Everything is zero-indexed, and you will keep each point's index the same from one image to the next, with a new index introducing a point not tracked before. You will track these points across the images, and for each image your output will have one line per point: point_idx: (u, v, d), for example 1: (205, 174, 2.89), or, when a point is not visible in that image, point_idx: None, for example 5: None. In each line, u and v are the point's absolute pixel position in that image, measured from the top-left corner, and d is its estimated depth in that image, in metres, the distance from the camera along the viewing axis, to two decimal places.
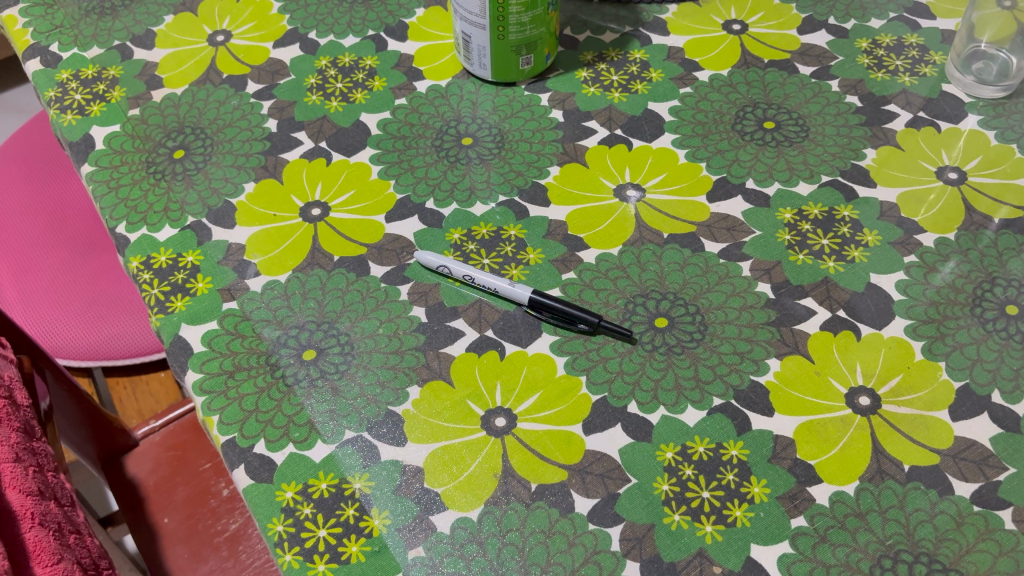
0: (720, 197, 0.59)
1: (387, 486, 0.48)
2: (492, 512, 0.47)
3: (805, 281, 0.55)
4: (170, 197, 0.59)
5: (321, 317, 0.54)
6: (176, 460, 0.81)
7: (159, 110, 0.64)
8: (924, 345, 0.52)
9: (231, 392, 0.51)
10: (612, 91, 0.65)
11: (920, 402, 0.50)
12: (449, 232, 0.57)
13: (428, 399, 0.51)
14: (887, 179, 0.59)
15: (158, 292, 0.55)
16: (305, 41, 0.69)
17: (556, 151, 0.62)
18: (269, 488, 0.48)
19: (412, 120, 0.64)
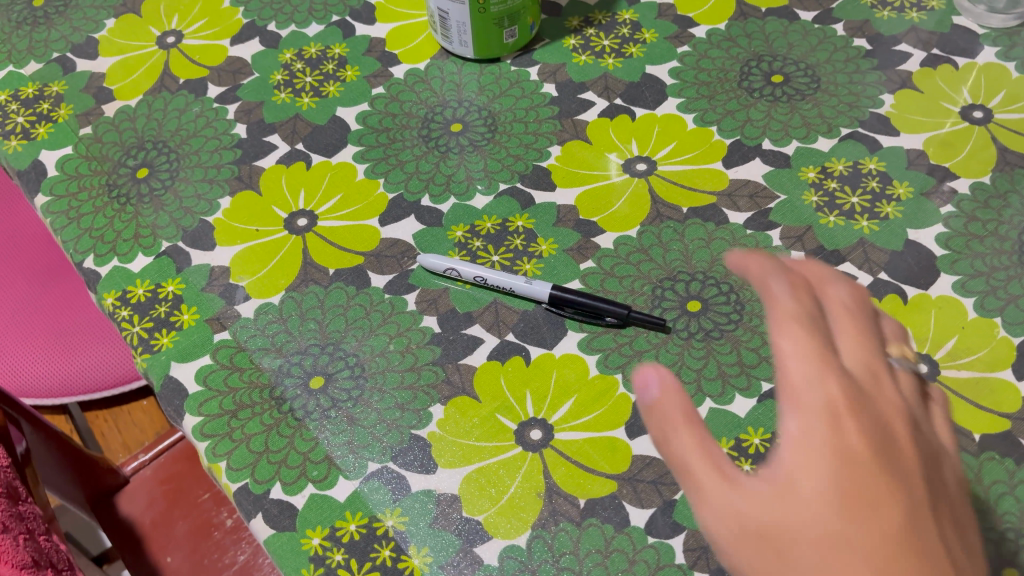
0: (736, 162, 0.54)
1: (422, 520, 0.43)
2: (542, 537, 0.43)
3: (840, 245, 0.51)
4: (140, 222, 0.54)
5: (325, 339, 0.49)
6: (172, 493, 0.76)
7: (114, 126, 0.58)
8: (975, 301, 0.49)
9: (236, 433, 0.46)
10: (605, 57, 0.60)
11: (981, 364, 0.47)
12: (451, 230, 0.53)
13: (454, 418, 0.46)
14: (909, 125, 0.56)
15: (139, 330, 0.50)
16: (264, 34, 0.63)
17: (554, 129, 0.57)
18: (293, 537, 0.43)
19: (394, 110, 0.59)
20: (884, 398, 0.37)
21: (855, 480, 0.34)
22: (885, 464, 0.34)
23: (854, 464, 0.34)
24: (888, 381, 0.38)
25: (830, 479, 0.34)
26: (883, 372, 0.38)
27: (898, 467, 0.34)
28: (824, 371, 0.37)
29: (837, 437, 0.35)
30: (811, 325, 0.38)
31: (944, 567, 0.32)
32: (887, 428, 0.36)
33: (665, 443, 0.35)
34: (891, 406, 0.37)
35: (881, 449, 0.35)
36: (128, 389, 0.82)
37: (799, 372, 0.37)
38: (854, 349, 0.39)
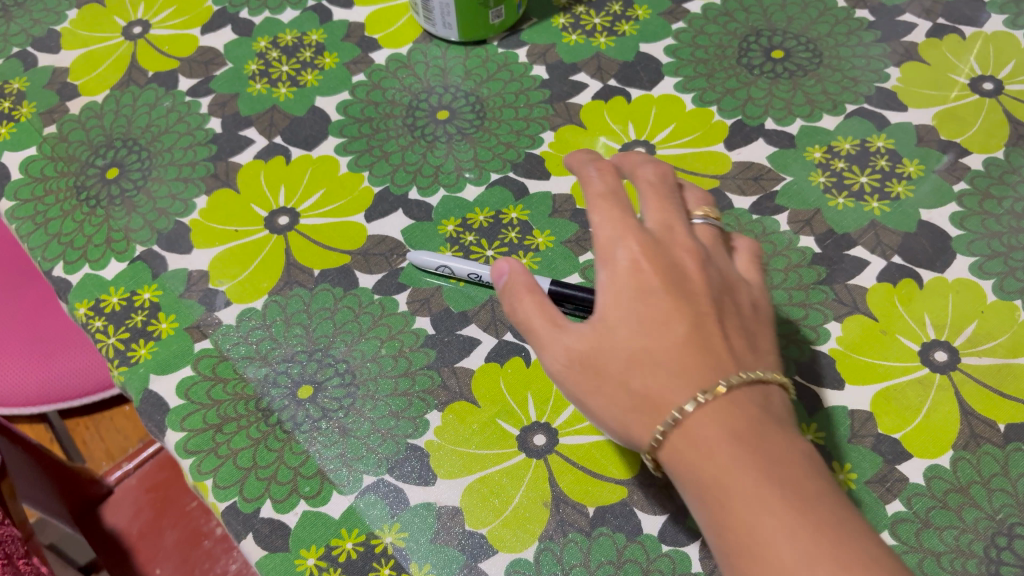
0: (739, 143, 0.52)
1: (423, 536, 0.41)
2: (550, 549, 0.40)
3: (851, 228, 0.49)
4: (112, 225, 0.51)
5: (313, 345, 0.46)
6: (159, 502, 0.74)
7: (81, 124, 0.55)
8: (993, 283, 0.47)
9: (222, 449, 0.44)
10: (596, 36, 0.58)
11: (1002, 350, 0.45)
12: (441, 224, 0.50)
13: (452, 425, 0.44)
14: (917, 100, 0.53)
15: (115, 341, 0.47)
16: (237, 22, 0.60)
17: (546, 114, 0.54)
18: (286, 558, 0.41)
19: (376, 98, 0.56)
20: (679, 245, 0.39)
21: (652, 313, 0.36)
22: (675, 289, 0.37)
23: (649, 296, 0.37)
24: (679, 227, 0.40)
25: (627, 317, 0.36)
26: (679, 224, 0.40)
27: (689, 293, 0.37)
28: (623, 232, 0.38)
29: (631, 275, 0.37)
30: (619, 199, 0.40)
31: (726, 365, 0.35)
32: (677, 263, 0.38)
33: (511, 310, 0.39)
34: (681, 250, 0.39)
35: (671, 277, 0.37)
36: (107, 395, 0.78)
37: (603, 235, 0.39)
38: (652, 207, 0.41)
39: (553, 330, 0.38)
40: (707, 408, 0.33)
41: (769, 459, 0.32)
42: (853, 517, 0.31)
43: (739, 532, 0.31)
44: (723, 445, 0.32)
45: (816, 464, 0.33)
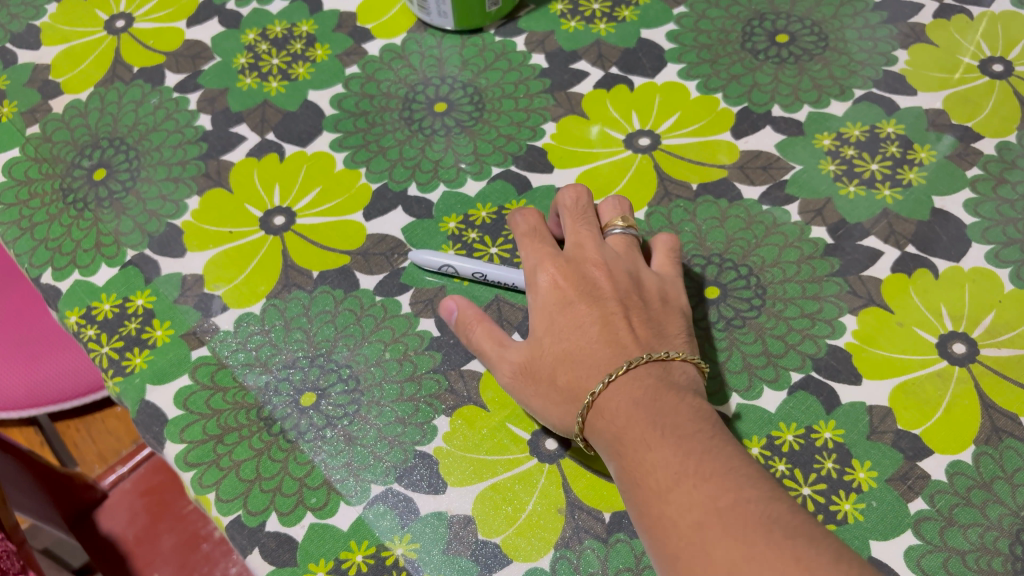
0: (746, 131, 0.51)
1: (435, 547, 0.40)
2: (566, 557, 0.39)
3: (863, 218, 0.47)
4: (100, 229, 0.49)
5: (314, 350, 0.45)
6: (156, 507, 0.73)
7: (65, 123, 0.53)
8: (1010, 272, 0.46)
9: (224, 461, 0.42)
10: (596, 23, 0.56)
11: (1022, 340, 0.44)
12: (443, 221, 0.49)
13: (461, 431, 0.43)
14: (926, 83, 0.52)
15: (108, 350, 0.45)
16: (224, 14, 0.58)
17: (547, 104, 0.53)
18: (294, 573, 0.39)
19: (371, 91, 0.54)
20: (590, 261, 0.43)
21: (568, 320, 0.41)
22: (585, 295, 0.42)
23: (564, 307, 0.42)
24: (591, 244, 0.44)
25: (548, 327, 0.41)
26: (591, 241, 0.44)
27: (600, 297, 0.42)
28: (542, 260, 0.44)
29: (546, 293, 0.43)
30: (542, 236, 0.45)
31: (630, 352, 0.39)
32: (588, 276, 0.43)
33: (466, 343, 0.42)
34: (591, 259, 0.43)
35: (582, 286, 0.42)
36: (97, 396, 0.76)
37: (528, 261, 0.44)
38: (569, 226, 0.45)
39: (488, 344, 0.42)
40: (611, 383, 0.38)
41: (659, 414, 0.36)
42: (731, 450, 0.35)
43: (633, 476, 0.35)
44: (620, 407, 0.37)
45: (707, 416, 0.37)
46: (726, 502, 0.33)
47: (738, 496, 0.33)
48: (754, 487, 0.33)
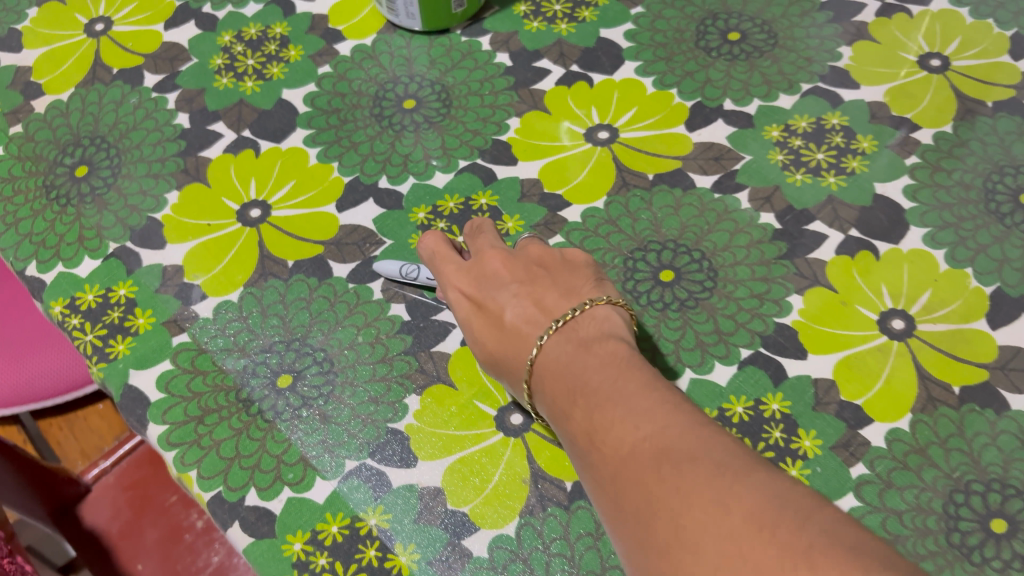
0: (700, 124, 0.53)
1: (406, 517, 0.42)
2: (531, 523, 0.42)
3: (809, 204, 0.50)
4: (83, 223, 0.51)
5: (290, 335, 0.47)
6: (138, 501, 0.74)
7: (46, 123, 0.55)
8: (946, 253, 0.48)
9: (205, 440, 0.44)
10: (557, 23, 0.59)
11: (956, 316, 0.47)
12: (412, 212, 0.51)
13: (431, 408, 0.45)
14: (869, 77, 0.55)
15: (92, 338, 0.47)
16: (200, 17, 0.60)
17: (511, 101, 0.55)
18: (273, 544, 0.42)
19: (342, 89, 0.56)
20: (489, 257, 0.45)
21: (486, 323, 0.43)
22: (491, 290, 0.44)
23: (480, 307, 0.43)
24: (487, 244, 0.46)
25: (474, 339, 0.43)
26: (489, 239, 0.47)
27: (502, 285, 0.44)
28: (451, 278, 0.45)
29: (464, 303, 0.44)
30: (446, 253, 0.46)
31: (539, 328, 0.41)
32: (492, 271, 0.45)
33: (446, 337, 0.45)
34: (490, 257, 0.45)
35: (485, 283, 0.44)
36: (83, 391, 0.78)
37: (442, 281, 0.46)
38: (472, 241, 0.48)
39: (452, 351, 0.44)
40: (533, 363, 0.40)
41: (571, 381, 0.37)
42: (633, 387, 0.35)
43: (569, 445, 0.36)
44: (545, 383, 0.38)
45: (618, 357, 0.37)
46: (626, 449, 0.33)
47: (631, 433, 0.33)
48: (650, 421, 0.33)
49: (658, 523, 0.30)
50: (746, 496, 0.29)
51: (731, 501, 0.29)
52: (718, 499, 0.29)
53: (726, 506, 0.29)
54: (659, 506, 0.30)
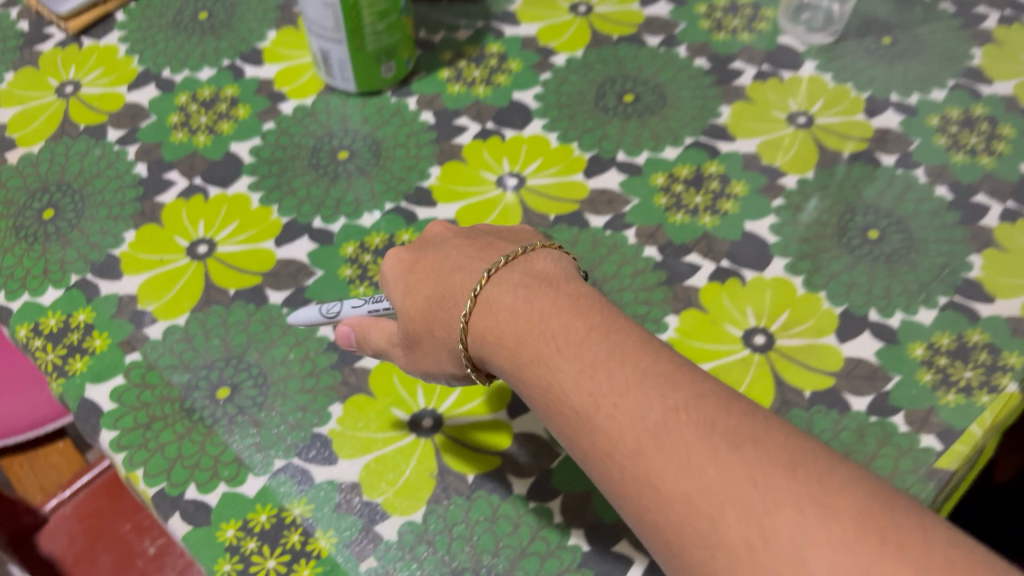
0: (595, 172, 0.61)
1: (326, 506, 0.48)
2: (436, 510, 0.48)
3: (687, 239, 0.58)
4: (48, 259, 0.58)
5: (229, 353, 0.54)
6: (93, 529, 0.79)
7: (19, 172, 0.62)
8: (803, 279, 0.56)
9: (151, 443, 0.50)
10: (476, 87, 0.67)
11: (809, 332, 0.54)
12: (342, 247, 0.58)
13: (352, 415, 0.51)
14: (744, 132, 0.63)
15: (53, 357, 0.53)
16: (159, 80, 0.68)
17: (433, 152, 0.63)
18: (208, 531, 0.47)
19: (284, 143, 0.64)
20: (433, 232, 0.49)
21: (419, 278, 0.46)
22: (430, 251, 0.47)
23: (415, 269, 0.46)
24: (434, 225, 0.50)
25: (404, 294, 0.46)
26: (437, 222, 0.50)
27: (438, 245, 0.47)
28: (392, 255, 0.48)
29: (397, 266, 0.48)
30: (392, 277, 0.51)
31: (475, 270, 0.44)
32: (432, 240, 0.48)
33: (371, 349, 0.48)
34: (436, 228, 0.49)
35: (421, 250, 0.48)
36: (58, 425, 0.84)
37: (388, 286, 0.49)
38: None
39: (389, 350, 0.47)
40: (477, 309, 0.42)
41: (552, 337, 0.40)
42: (636, 353, 0.39)
43: (551, 402, 0.39)
44: (507, 336, 0.41)
45: (596, 316, 0.41)
46: (656, 421, 0.36)
47: (660, 404, 0.36)
48: (677, 392, 0.37)
49: (727, 515, 0.33)
50: (843, 495, 0.33)
51: (826, 499, 0.33)
52: (813, 497, 0.33)
53: (828, 504, 0.32)
54: (735, 500, 0.33)
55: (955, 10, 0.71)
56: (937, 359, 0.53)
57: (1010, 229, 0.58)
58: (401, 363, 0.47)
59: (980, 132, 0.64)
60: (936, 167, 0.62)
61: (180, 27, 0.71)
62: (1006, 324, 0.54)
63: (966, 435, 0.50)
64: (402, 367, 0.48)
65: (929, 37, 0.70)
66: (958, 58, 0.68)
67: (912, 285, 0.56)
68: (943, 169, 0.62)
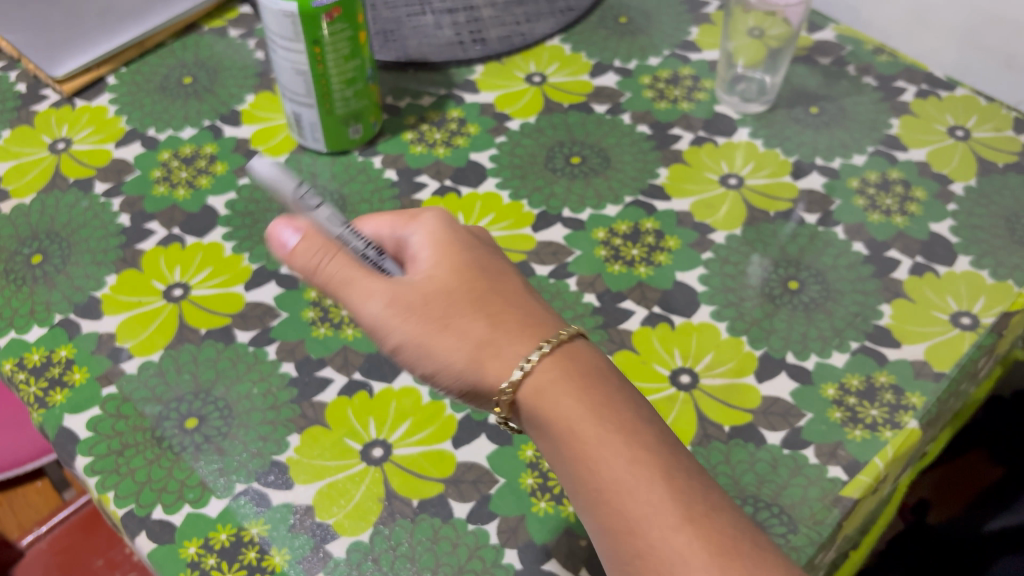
0: (542, 227, 0.67)
1: (282, 527, 0.52)
2: (382, 531, 0.52)
3: (623, 287, 0.63)
4: (35, 300, 0.62)
5: (198, 387, 0.58)
6: (67, 563, 0.82)
7: (11, 221, 0.67)
8: (727, 325, 0.62)
9: (122, 468, 0.54)
10: (436, 148, 0.73)
11: (731, 372, 0.59)
12: (307, 291, 0.64)
13: (308, 444, 0.56)
14: (680, 192, 0.69)
15: (35, 389, 0.58)
16: (145, 138, 0.74)
17: (395, 207, 0.69)
18: (172, 548, 0.51)
19: (258, 197, 0.69)
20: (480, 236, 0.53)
21: (472, 262, 0.49)
22: (483, 252, 0.50)
23: (464, 253, 0.49)
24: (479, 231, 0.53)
25: (450, 270, 0.48)
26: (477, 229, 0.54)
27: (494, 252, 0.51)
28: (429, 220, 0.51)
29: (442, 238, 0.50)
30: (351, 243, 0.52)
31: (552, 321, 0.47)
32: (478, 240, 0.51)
33: (324, 271, 0.47)
34: (488, 238, 0.53)
35: (473, 240, 0.51)
36: (40, 466, 0.89)
37: (405, 243, 0.51)
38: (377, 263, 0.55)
39: (364, 291, 0.46)
40: (550, 360, 0.45)
41: (629, 435, 0.44)
42: (703, 489, 0.43)
43: (609, 496, 0.42)
44: (581, 412, 0.44)
45: (668, 435, 0.45)
46: (729, 563, 0.41)
47: (729, 548, 0.41)
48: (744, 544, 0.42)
49: None
50: None
51: None
52: None
53: None
54: None
55: (877, 83, 0.78)
56: (846, 398, 0.58)
57: (918, 281, 0.64)
58: (376, 309, 0.46)
59: (895, 195, 0.70)
60: (853, 225, 0.68)
61: (167, 91, 0.77)
62: (911, 366, 0.59)
63: (869, 466, 0.54)
64: (365, 313, 0.47)
65: (852, 108, 0.77)
66: (877, 128, 0.75)
67: (827, 330, 0.62)
68: (860, 227, 0.68)
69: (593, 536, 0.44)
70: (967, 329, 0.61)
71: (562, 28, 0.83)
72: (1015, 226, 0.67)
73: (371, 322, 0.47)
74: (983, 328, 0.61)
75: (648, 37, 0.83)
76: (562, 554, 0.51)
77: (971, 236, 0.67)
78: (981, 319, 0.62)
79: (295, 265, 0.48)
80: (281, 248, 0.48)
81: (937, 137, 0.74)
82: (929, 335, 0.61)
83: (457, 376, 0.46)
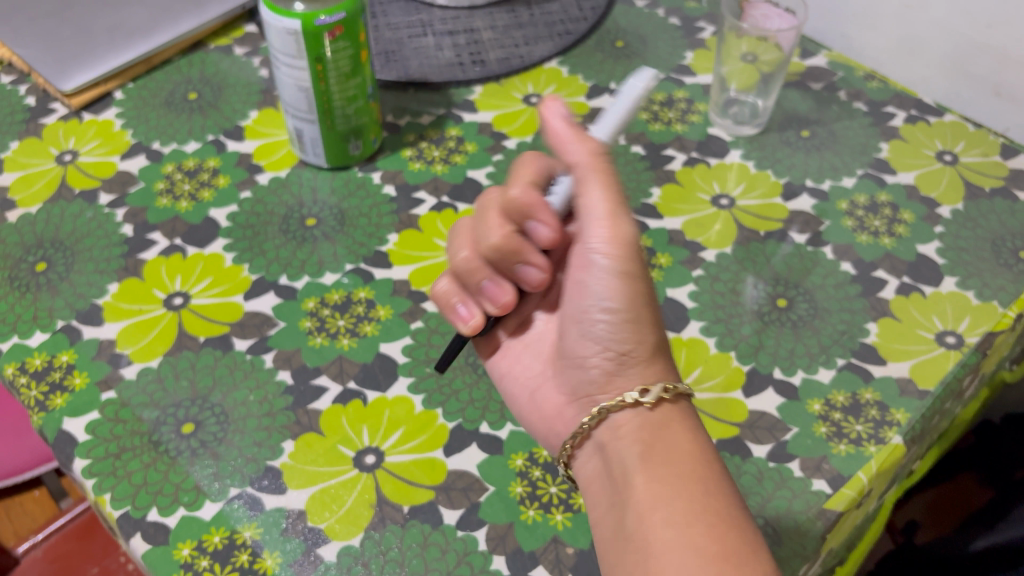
0: None
1: (274, 530, 0.53)
2: (373, 536, 0.53)
3: None
4: (38, 306, 0.64)
5: (196, 393, 0.59)
6: (62, 571, 0.83)
7: (17, 230, 0.69)
8: (715, 340, 0.63)
9: (118, 471, 0.55)
10: (435, 165, 0.75)
11: (719, 386, 0.60)
12: (304, 301, 0.65)
13: (302, 450, 0.57)
14: (672, 211, 0.71)
15: (36, 393, 0.59)
16: (150, 151, 0.75)
17: (393, 222, 0.71)
18: (165, 550, 0.52)
19: (259, 210, 0.71)
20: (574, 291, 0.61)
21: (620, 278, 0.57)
22: None
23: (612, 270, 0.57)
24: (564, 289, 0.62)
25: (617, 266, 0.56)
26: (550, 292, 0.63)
27: None
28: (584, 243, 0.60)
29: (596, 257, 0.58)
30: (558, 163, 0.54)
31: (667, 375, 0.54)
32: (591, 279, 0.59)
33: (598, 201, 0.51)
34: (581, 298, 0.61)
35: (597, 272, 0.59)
36: (38, 475, 0.90)
37: (533, 231, 0.56)
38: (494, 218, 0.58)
39: (620, 211, 0.52)
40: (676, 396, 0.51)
41: (718, 477, 0.47)
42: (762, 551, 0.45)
43: (692, 506, 0.45)
44: (688, 445, 0.48)
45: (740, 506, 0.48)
46: None
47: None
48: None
49: None
50: None
51: None
52: None
53: None
54: None
55: (867, 109, 0.80)
56: (832, 414, 0.59)
57: (904, 301, 0.65)
58: (605, 234, 0.52)
59: (883, 217, 0.71)
60: (842, 245, 0.69)
61: (172, 106, 0.79)
62: (896, 383, 0.60)
63: (853, 480, 0.55)
64: (601, 235, 0.52)
65: (842, 132, 0.78)
66: (866, 152, 0.77)
67: (814, 347, 0.63)
68: (848, 247, 0.69)
69: (654, 550, 0.44)
70: (952, 347, 0.62)
71: (560, 50, 0.85)
72: (1000, 249, 0.69)
73: (618, 235, 0.51)
74: (967, 347, 0.62)
75: (643, 60, 0.85)
76: (549, 561, 0.52)
77: (956, 258, 0.68)
78: (966, 338, 0.63)
79: (583, 155, 0.52)
80: (560, 127, 0.53)
81: (925, 161, 0.76)
82: (915, 353, 0.62)
83: (639, 332, 0.52)
